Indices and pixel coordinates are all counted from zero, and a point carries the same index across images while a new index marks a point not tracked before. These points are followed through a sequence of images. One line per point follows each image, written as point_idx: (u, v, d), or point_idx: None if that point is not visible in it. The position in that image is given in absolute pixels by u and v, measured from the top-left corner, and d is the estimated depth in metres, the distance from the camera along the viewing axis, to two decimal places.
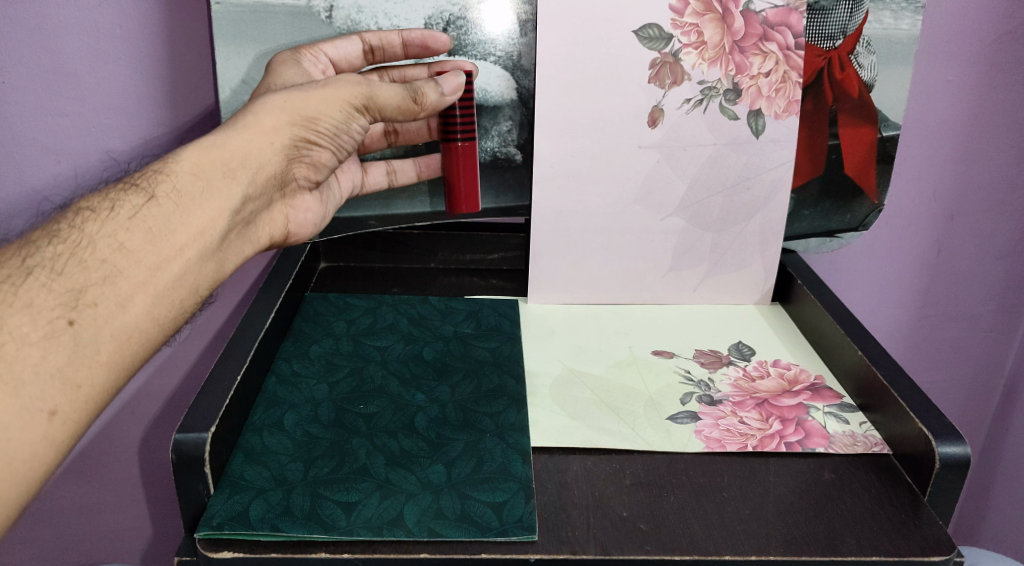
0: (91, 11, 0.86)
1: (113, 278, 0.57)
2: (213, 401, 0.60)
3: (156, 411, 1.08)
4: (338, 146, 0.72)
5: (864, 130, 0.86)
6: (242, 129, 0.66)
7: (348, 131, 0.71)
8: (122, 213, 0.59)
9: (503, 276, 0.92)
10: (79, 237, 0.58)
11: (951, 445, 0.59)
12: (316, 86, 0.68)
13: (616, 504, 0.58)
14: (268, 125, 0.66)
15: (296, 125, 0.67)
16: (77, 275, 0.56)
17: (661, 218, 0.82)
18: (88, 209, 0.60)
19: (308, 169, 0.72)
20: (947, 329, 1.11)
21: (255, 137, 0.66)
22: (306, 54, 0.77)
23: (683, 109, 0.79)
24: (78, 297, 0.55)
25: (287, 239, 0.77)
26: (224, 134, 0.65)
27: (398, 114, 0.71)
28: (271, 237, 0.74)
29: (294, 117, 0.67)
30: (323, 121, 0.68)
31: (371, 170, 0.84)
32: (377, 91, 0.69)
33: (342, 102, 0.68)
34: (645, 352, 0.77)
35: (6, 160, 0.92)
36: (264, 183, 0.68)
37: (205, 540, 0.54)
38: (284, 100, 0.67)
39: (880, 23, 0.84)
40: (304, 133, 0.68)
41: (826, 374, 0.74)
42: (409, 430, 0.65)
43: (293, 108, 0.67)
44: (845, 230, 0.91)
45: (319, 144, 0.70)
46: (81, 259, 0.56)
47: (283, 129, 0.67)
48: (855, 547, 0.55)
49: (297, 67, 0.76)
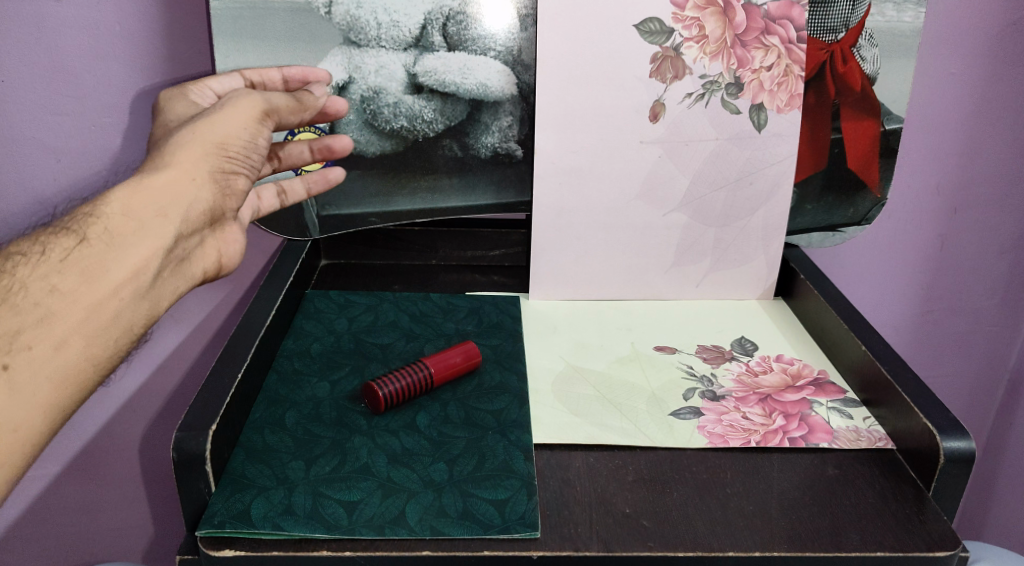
0: (89, 9, 0.86)
1: (48, 319, 0.56)
2: (215, 398, 0.60)
3: (157, 409, 1.08)
4: (253, 167, 0.68)
5: (867, 124, 0.85)
6: (162, 166, 0.62)
7: (258, 147, 0.67)
8: (53, 256, 0.58)
9: (504, 272, 0.92)
10: (11, 282, 0.56)
11: (956, 440, 0.59)
12: (217, 109, 0.64)
13: (619, 500, 0.58)
14: (185, 157, 0.62)
15: (210, 153, 0.63)
16: (9, 320, 0.55)
17: (663, 214, 0.82)
18: (19, 253, 0.59)
19: (234, 199, 0.69)
20: (950, 324, 1.10)
21: (177, 170, 0.62)
22: (192, 88, 0.71)
23: (684, 104, 0.79)
24: (12, 339, 0.54)
25: (220, 272, 0.72)
26: (146, 173, 0.62)
27: (292, 116, 0.68)
28: (206, 272, 0.70)
29: (206, 144, 0.63)
30: (233, 143, 0.64)
31: (261, 194, 0.77)
32: (272, 100, 0.66)
33: (247, 117, 0.65)
34: (647, 348, 0.77)
35: (6, 163, 0.91)
36: (195, 218, 0.65)
37: (207, 539, 0.54)
38: (190, 133, 0.63)
39: (882, 16, 0.83)
40: (220, 159, 0.64)
41: (829, 368, 0.74)
42: (411, 429, 0.64)
43: (203, 135, 0.63)
44: (848, 224, 0.90)
45: (237, 169, 0.66)
46: (12, 303, 0.55)
47: (200, 158, 0.63)
48: (860, 543, 0.55)
49: (185, 100, 0.70)
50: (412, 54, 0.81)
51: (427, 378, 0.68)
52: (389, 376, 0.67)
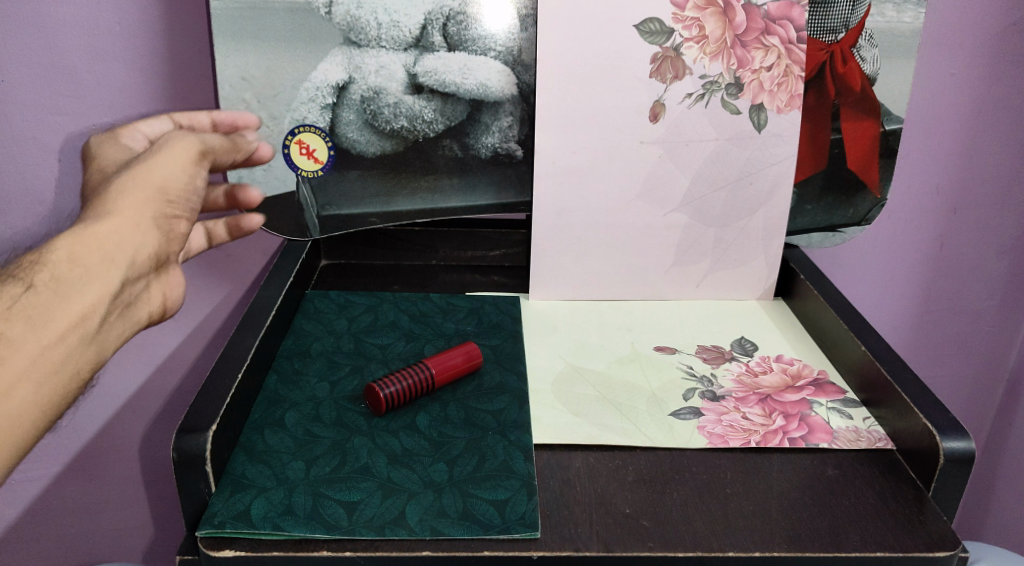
0: (90, 9, 0.86)
1: None
2: (215, 398, 0.60)
3: (157, 409, 1.08)
4: (194, 210, 0.67)
5: (866, 124, 0.85)
6: (104, 213, 0.60)
7: (199, 190, 0.66)
8: None
9: (504, 272, 0.92)
10: None
11: (956, 440, 0.59)
12: (155, 153, 0.63)
13: (619, 501, 0.58)
14: (128, 204, 0.61)
15: (153, 199, 0.62)
16: None
17: (663, 214, 0.82)
18: None
19: (178, 243, 0.67)
20: (950, 324, 1.10)
21: (120, 217, 0.60)
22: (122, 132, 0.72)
23: (684, 104, 0.79)
24: None
25: (164, 314, 0.71)
26: (87, 221, 0.59)
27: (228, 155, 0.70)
28: (150, 315, 0.69)
29: (149, 190, 0.62)
30: (175, 187, 0.63)
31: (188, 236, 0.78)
32: (209, 141, 0.67)
33: (184, 161, 0.64)
34: (647, 348, 0.77)
35: (5, 163, 0.91)
36: (142, 263, 0.63)
37: (208, 539, 0.54)
38: (130, 178, 0.61)
39: (883, 16, 0.82)
40: (163, 205, 0.63)
41: (828, 368, 0.74)
42: (411, 429, 0.64)
43: (145, 181, 0.62)
44: (848, 224, 0.90)
45: (179, 212, 0.65)
46: None
47: (142, 204, 0.61)
48: (860, 543, 0.55)
49: (117, 145, 0.70)
50: (412, 54, 0.81)
51: (429, 379, 0.68)
52: (391, 377, 0.67)
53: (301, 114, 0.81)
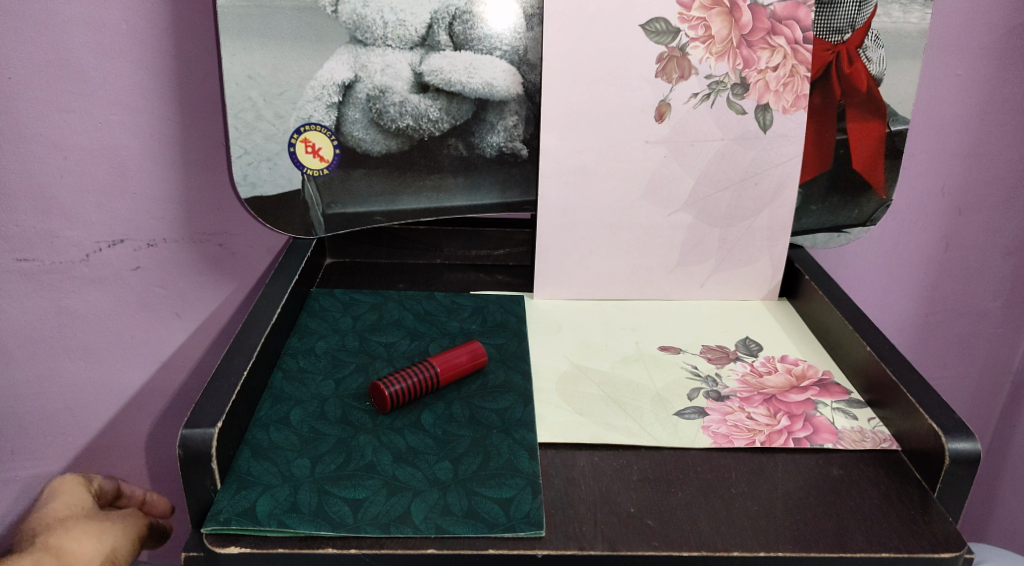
0: (96, 8, 0.86)
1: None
2: (221, 395, 0.60)
3: (164, 406, 1.08)
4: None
5: (872, 125, 0.85)
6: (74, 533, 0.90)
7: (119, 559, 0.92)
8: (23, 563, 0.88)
9: (508, 271, 0.92)
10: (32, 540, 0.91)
11: (962, 441, 0.59)
12: (97, 520, 0.94)
13: (624, 499, 0.58)
14: (90, 536, 0.91)
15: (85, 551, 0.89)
16: None
17: (667, 214, 0.82)
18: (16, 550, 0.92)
19: None
20: (955, 326, 1.10)
21: (84, 535, 0.90)
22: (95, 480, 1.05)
23: (689, 104, 0.79)
24: None
25: None
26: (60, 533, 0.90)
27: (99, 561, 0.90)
28: None
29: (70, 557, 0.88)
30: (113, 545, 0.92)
31: None
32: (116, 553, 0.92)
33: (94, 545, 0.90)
34: (652, 348, 0.77)
35: (12, 160, 0.91)
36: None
37: (213, 535, 0.54)
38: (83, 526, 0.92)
39: (889, 16, 0.82)
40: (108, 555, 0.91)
41: (833, 369, 0.74)
42: (416, 428, 0.64)
43: (97, 532, 0.92)
44: (853, 225, 0.89)
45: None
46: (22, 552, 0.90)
47: (102, 538, 0.91)
48: (865, 544, 0.55)
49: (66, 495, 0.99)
50: (418, 53, 0.81)
51: (433, 378, 0.68)
52: (396, 375, 0.67)
53: (307, 113, 0.81)
